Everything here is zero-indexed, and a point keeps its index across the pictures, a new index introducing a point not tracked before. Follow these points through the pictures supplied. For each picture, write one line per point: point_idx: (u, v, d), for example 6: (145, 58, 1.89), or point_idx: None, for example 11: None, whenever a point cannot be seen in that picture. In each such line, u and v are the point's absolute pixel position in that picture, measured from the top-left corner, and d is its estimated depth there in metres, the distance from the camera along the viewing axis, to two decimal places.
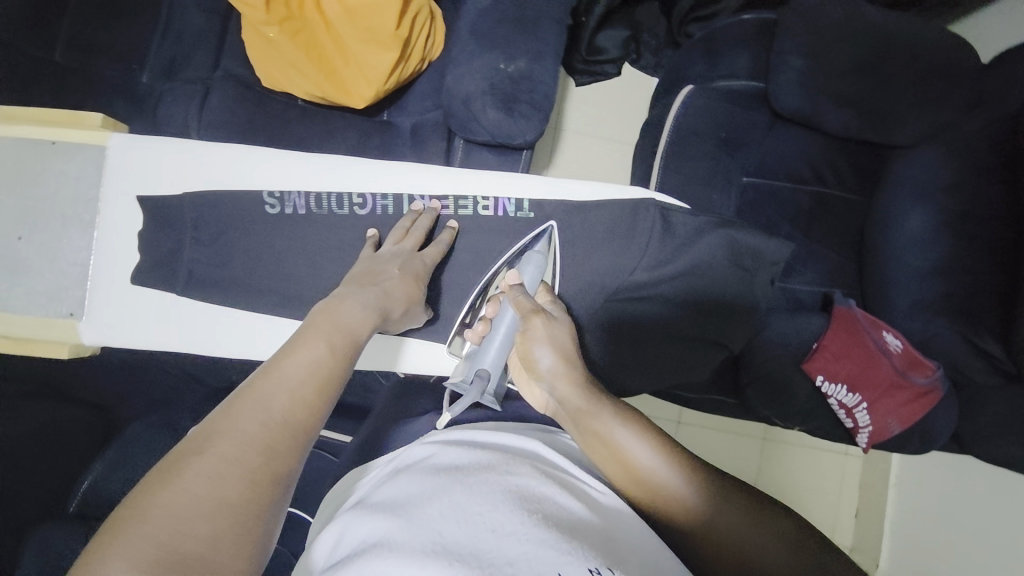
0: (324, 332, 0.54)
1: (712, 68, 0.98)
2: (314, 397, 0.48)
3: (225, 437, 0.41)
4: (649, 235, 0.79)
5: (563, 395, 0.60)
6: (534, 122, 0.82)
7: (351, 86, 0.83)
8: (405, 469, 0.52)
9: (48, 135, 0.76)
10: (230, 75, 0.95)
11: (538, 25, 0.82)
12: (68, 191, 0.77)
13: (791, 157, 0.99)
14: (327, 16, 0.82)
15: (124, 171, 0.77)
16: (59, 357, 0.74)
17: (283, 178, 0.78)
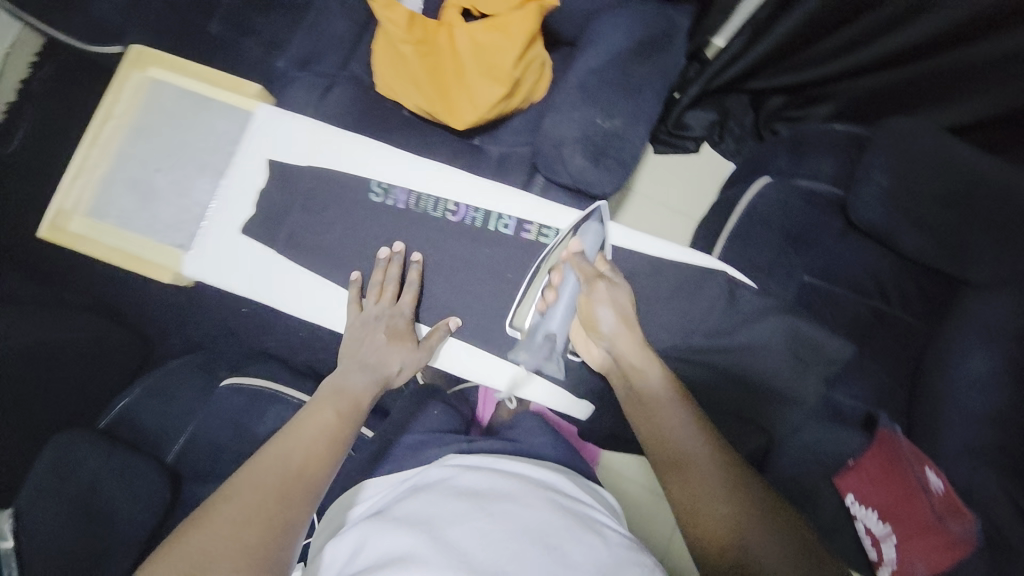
0: (332, 399, 0.66)
1: (795, 165, 1.01)
2: (320, 455, 0.59)
3: (247, 491, 0.53)
4: (712, 305, 0.82)
5: (619, 354, 0.69)
6: (616, 177, 0.88)
7: (457, 108, 0.91)
8: (426, 486, 0.55)
9: (209, 93, 0.87)
10: (353, 76, 1.06)
11: (640, 93, 0.88)
12: (212, 141, 0.86)
13: (857, 267, 0.98)
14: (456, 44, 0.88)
15: (262, 135, 0.86)
16: (162, 280, 0.82)
17: (385, 172, 0.85)
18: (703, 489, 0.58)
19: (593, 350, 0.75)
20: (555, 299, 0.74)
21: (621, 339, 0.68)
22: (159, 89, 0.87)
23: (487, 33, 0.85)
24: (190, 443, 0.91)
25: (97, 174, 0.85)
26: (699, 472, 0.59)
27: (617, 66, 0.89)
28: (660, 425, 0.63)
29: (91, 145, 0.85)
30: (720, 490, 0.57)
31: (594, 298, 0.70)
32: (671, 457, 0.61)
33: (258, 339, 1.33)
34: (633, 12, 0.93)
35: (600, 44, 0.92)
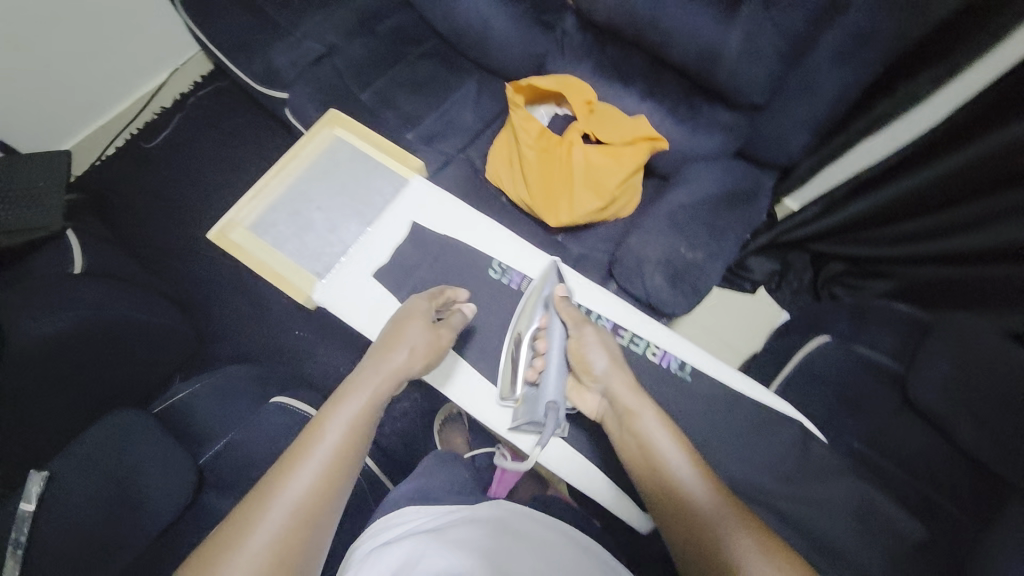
0: (339, 410, 0.68)
1: (855, 333, 1.07)
2: (332, 473, 0.63)
3: (264, 513, 0.58)
4: (784, 450, 0.84)
5: (615, 396, 0.75)
6: (688, 301, 0.95)
7: (556, 208, 1.01)
8: (480, 520, 0.72)
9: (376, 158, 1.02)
10: (469, 161, 1.21)
11: (723, 235, 0.97)
12: (369, 195, 1.00)
13: (911, 448, 0.95)
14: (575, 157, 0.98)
15: (413, 200, 0.98)
16: (296, 299, 0.91)
17: (503, 253, 0.95)
18: (694, 504, 0.62)
19: (586, 398, 0.82)
20: (544, 364, 0.81)
21: (614, 375, 0.76)
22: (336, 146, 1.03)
23: (601, 157, 0.96)
24: (226, 451, 0.93)
25: (266, 199, 0.99)
26: (689, 489, 0.64)
27: (706, 208, 0.99)
28: (653, 449, 0.68)
29: (272, 176, 1.01)
30: (711, 506, 0.61)
31: (581, 342, 0.81)
32: (665, 479, 0.66)
33: (303, 365, 1.38)
34: (726, 166, 1.05)
35: (691, 185, 1.03)
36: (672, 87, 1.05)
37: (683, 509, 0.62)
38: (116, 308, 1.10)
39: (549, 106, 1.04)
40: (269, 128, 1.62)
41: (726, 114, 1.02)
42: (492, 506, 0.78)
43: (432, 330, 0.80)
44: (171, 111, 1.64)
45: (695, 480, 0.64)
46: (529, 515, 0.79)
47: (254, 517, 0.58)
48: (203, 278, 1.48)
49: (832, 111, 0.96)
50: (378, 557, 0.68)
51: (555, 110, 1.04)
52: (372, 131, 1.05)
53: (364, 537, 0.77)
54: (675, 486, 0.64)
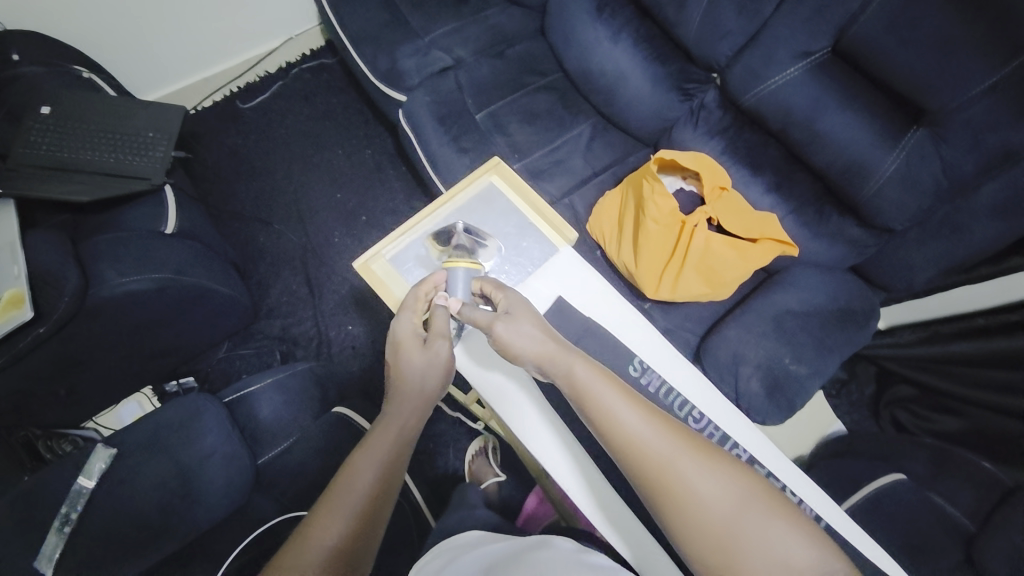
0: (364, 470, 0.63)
1: (932, 479, 1.05)
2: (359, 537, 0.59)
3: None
4: None
5: (540, 356, 0.67)
6: (781, 416, 0.92)
7: (661, 285, 0.99)
8: (540, 548, 0.67)
9: (532, 219, 0.89)
10: (572, 208, 1.18)
11: (829, 353, 0.94)
12: (515, 253, 0.86)
13: None
14: (705, 245, 0.94)
15: (561, 271, 0.85)
16: None
17: (647, 352, 0.81)
18: (649, 452, 0.56)
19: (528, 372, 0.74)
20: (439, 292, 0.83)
21: (525, 330, 0.68)
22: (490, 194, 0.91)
23: (724, 246, 0.93)
24: (284, 456, 0.90)
25: (410, 240, 0.86)
26: (633, 431, 0.58)
27: (816, 320, 0.96)
28: (589, 402, 0.61)
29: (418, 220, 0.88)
30: (662, 445, 0.56)
31: (507, 330, 0.68)
32: (607, 428, 0.59)
33: (348, 362, 1.36)
34: (840, 279, 1.02)
35: (803, 291, 1.00)
36: (802, 188, 1.03)
37: (633, 457, 0.57)
38: (195, 276, 1.08)
39: (676, 176, 1.03)
40: (362, 115, 1.61)
41: (855, 230, 1.00)
42: (556, 538, 0.71)
43: (430, 349, 0.72)
44: (272, 77, 1.64)
45: (635, 419, 0.59)
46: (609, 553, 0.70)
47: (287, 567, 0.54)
48: (266, 251, 1.46)
49: (968, 256, 0.93)
50: None
51: (680, 183, 1.02)
52: (528, 189, 0.92)
53: (424, 560, 0.76)
54: (618, 433, 0.58)
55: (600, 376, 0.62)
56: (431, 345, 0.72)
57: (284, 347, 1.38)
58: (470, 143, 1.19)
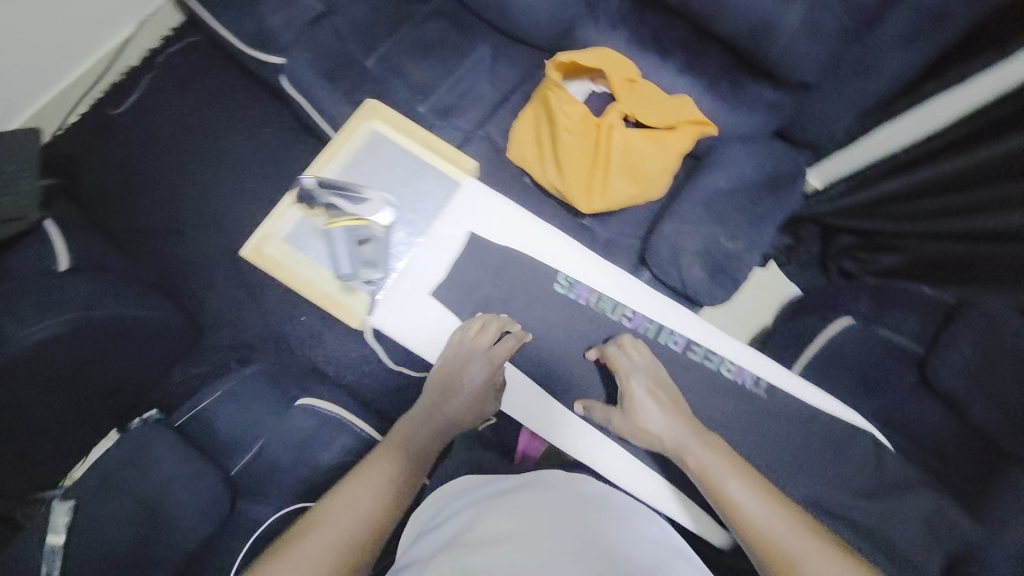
0: (395, 452, 0.72)
1: (877, 315, 1.11)
2: (388, 501, 0.67)
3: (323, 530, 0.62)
4: (853, 459, 0.83)
5: (666, 428, 0.72)
6: (728, 294, 0.94)
7: (590, 195, 0.96)
8: (535, 486, 0.70)
9: (425, 157, 0.89)
10: (489, 138, 1.12)
11: (763, 224, 0.95)
12: (416, 199, 0.88)
13: (923, 427, 1.05)
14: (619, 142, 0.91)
15: (468, 210, 0.87)
16: (350, 325, 0.83)
17: (571, 267, 0.87)
18: (769, 540, 0.62)
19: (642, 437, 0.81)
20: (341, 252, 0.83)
21: (660, 422, 0.73)
22: (377, 140, 0.90)
23: (643, 140, 0.90)
24: (257, 460, 0.89)
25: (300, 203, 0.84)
26: (767, 525, 0.63)
27: (747, 194, 0.97)
28: (714, 482, 0.67)
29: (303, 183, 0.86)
30: (796, 544, 0.62)
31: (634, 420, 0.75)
32: (737, 517, 0.65)
33: (309, 351, 1.32)
34: (765, 148, 1.01)
35: (729, 168, 0.99)
36: (713, 63, 0.99)
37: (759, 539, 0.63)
38: (114, 308, 1.01)
39: (583, 78, 0.96)
40: (250, 91, 1.46)
41: (773, 94, 0.97)
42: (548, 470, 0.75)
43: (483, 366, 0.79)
44: (139, 70, 1.46)
45: (768, 516, 0.64)
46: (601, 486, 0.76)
47: (317, 524, 0.63)
48: (190, 262, 1.37)
49: (883, 95, 0.93)
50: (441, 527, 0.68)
51: (590, 85, 0.96)
52: (416, 127, 0.90)
53: (423, 501, 0.78)
54: (750, 523, 0.64)
55: (725, 460, 0.69)
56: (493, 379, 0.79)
57: (239, 354, 1.34)
58: (365, 93, 1.09)
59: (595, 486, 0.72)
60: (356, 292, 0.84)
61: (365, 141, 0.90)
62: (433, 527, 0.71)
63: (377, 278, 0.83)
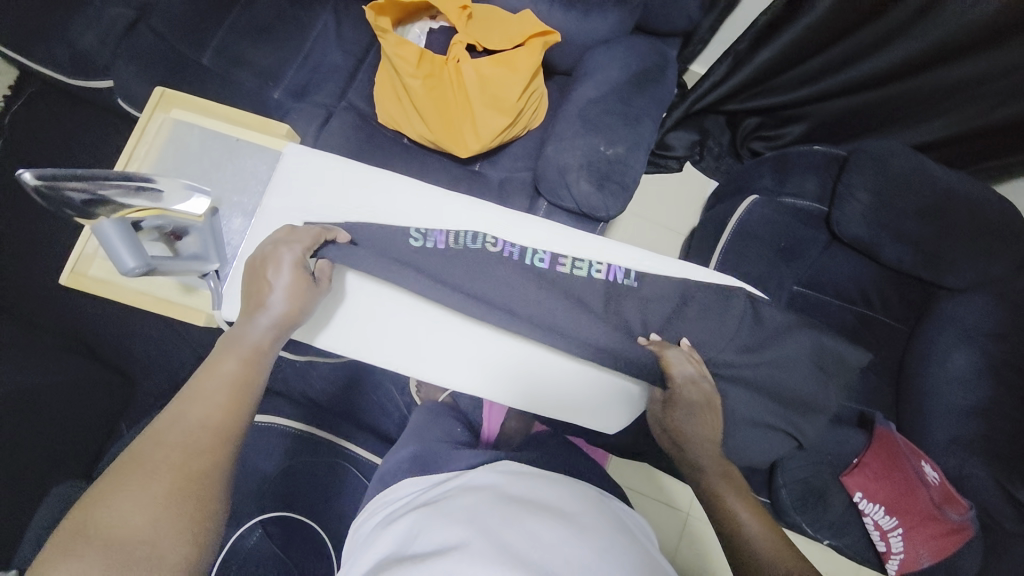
0: (232, 350, 0.58)
1: (780, 184, 1.12)
2: (229, 405, 0.53)
3: (149, 449, 0.47)
4: (740, 323, 0.76)
5: (699, 446, 0.71)
6: (620, 200, 0.92)
7: (461, 137, 0.92)
8: (478, 490, 0.65)
9: (235, 132, 0.86)
10: (352, 107, 1.05)
11: (639, 121, 0.94)
12: (242, 181, 0.84)
13: (844, 279, 1.10)
14: (463, 76, 0.89)
15: (290, 176, 0.76)
16: (197, 323, 0.80)
17: (419, 208, 0.76)
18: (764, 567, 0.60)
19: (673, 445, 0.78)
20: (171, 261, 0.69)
21: (698, 441, 0.71)
22: (182, 130, 0.87)
23: (494, 67, 0.88)
24: None
25: None
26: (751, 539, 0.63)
27: (616, 97, 0.94)
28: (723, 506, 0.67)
29: None
30: None
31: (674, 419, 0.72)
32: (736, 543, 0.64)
33: None
34: (626, 46, 0.99)
35: (596, 76, 0.98)
36: None
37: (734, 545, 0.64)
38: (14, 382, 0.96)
39: (422, 21, 0.95)
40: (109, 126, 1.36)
41: None
42: (490, 471, 0.71)
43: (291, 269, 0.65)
44: None
45: (757, 529, 0.64)
46: (551, 477, 0.73)
47: (153, 446, 0.47)
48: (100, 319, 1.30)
49: None
50: (374, 542, 0.62)
51: (431, 26, 0.95)
52: (216, 104, 0.89)
53: (363, 515, 0.74)
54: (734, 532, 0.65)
55: (743, 498, 0.68)
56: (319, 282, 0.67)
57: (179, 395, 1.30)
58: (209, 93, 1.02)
59: (522, 471, 0.72)
60: (198, 289, 0.80)
61: (169, 133, 0.87)
62: (352, 557, 0.64)
63: (214, 269, 0.72)
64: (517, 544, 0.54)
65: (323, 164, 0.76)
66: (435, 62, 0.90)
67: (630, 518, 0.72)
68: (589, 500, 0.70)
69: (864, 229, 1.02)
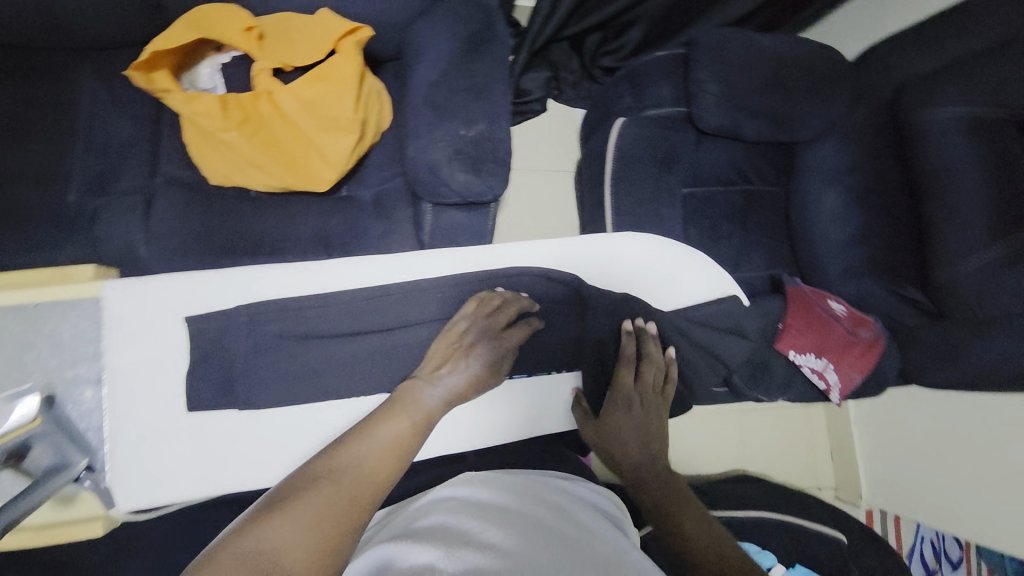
0: (405, 411, 0.61)
1: (639, 99, 1.13)
2: (392, 462, 0.55)
3: (326, 488, 0.49)
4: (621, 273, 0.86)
5: (635, 440, 0.78)
6: (501, 177, 0.88)
7: (313, 171, 0.81)
8: (450, 505, 0.61)
9: (30, 296, 0.73)
10: (173, 179, 0.90)
11: (489, 90, 0.88)
12: (63, 352, 0.74)
13: (721, 166, 1.17)
14: (282, 109, 0.78)
15: (155, 309, 0.71)
16: (97, 534, 0.70)
17: (306, 284, 0.74)
18: None
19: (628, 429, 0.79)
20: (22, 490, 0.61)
21: (631, 436, 0.79)
22: None
23: (312, 85, 0.76)
24: None
25: None
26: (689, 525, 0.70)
27: (455, 71, 0.87)
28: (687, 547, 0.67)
29: None
30: None
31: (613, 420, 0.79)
32: None
33: None
34: (444, 11, 0.90)
35: (427, 54, 0.89)
36: None
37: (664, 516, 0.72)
38: None
39: (208, 58, 0.81)
40: None
41: None
42: (458, 484, 0.67)
43: (480, 362, 0.70)
44: None
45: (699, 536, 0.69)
46: (527, 478, 0.70)
47: (322, 477, 0.51)
48: None
49: None
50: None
51: (220, 60, 0.80)
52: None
53: None
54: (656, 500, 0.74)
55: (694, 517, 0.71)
56: (483, 353, 0.71)
57: None
58: None
59: (489, 476, 0.69)
60: (76, 496, 0.71)
61: None
62: None
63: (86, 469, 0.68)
64: (503, 537, 0.53)
65: (180, 283, 0.72)
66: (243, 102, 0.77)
67: (595, 495, 0.73)
68: (553, 485, 0.70)
69: (722, 118, 1.06)
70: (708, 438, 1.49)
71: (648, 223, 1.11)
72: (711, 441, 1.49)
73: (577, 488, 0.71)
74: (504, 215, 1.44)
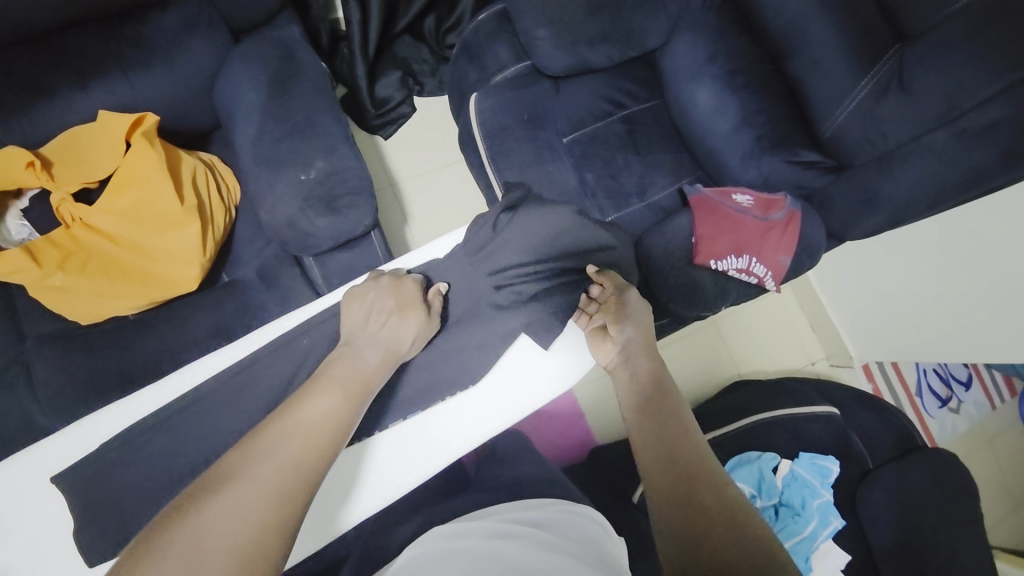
0: (338, 382, 0.62)
1: (482, 70, 1.10)
2: (323, 443, 0.56)
3: (251, 483, 0.50)
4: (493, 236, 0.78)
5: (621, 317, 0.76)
6: (363, 205, 0.84)
7: (173, 274, 0.77)
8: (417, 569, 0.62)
9: None
10: (43, 335, 0.85)
11: (314, 123, 0.84)
12: None
13: (590, 101, 1.13)
14: (105, 231, 0.75)
15: (42, 477, 0.68)
16: None
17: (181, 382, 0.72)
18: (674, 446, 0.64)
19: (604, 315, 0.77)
20: None
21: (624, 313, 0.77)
22: None
23: (121, 195, 0.73)
24: None
25: None
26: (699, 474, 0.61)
27: (272, 117, 0.83)
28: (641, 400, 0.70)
29: None
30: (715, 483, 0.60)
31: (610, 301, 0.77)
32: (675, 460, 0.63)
33: None
34: (238, 60, 0.85)
35: (238, 112, 0.85)
36: (84, 48, 0.76)
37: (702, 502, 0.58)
38: None
39: (11, 209, 0.77)
40: None
41: (171, 15, 0.79)
42: (427, 547, 0.67)
43: (401, 314, 0.70)
44: None
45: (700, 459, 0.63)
46: (488, 520, 0.71)
47: (249, 471, 0.51)
48: None
49: None
50: None
51: (23, 207, 0.77)
52: None
53: None
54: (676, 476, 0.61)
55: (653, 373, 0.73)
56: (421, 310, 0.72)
57: None
58: None
59: (454, 529, 0.70)
60: None
61: None
62: None
63: None
64: None
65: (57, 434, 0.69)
66: (59, 242, 0.73)
67: (558, 518, 0.72)
68: (516, 524, 0.69)
69: (561, 59, 1.04)
70: (692, 356, 1.47)
71: (538, 184, 1.08)
72: (695, 359, 1.46)
73: (543, 517, 0.72)
74: (416, 229, 1.40)
